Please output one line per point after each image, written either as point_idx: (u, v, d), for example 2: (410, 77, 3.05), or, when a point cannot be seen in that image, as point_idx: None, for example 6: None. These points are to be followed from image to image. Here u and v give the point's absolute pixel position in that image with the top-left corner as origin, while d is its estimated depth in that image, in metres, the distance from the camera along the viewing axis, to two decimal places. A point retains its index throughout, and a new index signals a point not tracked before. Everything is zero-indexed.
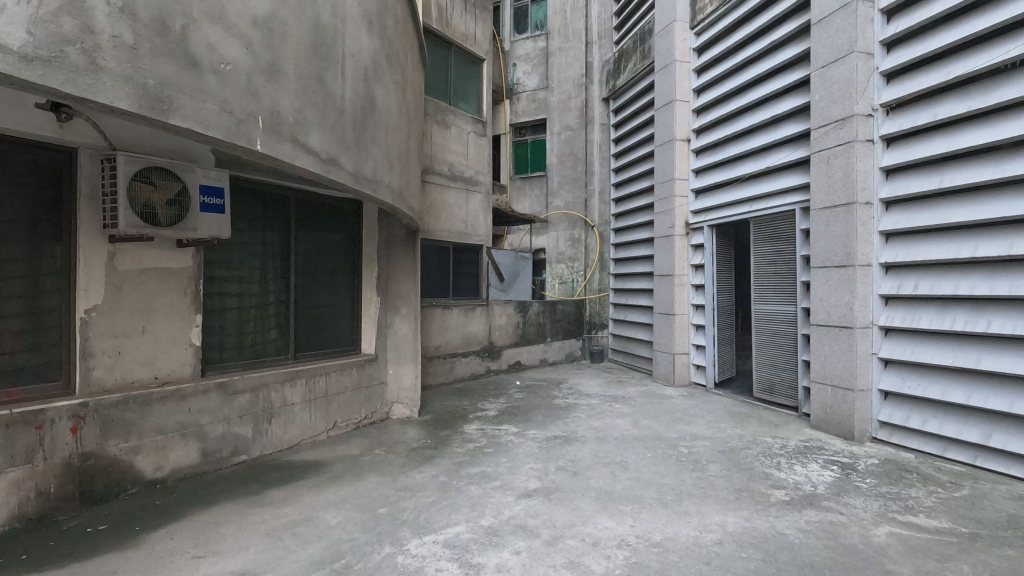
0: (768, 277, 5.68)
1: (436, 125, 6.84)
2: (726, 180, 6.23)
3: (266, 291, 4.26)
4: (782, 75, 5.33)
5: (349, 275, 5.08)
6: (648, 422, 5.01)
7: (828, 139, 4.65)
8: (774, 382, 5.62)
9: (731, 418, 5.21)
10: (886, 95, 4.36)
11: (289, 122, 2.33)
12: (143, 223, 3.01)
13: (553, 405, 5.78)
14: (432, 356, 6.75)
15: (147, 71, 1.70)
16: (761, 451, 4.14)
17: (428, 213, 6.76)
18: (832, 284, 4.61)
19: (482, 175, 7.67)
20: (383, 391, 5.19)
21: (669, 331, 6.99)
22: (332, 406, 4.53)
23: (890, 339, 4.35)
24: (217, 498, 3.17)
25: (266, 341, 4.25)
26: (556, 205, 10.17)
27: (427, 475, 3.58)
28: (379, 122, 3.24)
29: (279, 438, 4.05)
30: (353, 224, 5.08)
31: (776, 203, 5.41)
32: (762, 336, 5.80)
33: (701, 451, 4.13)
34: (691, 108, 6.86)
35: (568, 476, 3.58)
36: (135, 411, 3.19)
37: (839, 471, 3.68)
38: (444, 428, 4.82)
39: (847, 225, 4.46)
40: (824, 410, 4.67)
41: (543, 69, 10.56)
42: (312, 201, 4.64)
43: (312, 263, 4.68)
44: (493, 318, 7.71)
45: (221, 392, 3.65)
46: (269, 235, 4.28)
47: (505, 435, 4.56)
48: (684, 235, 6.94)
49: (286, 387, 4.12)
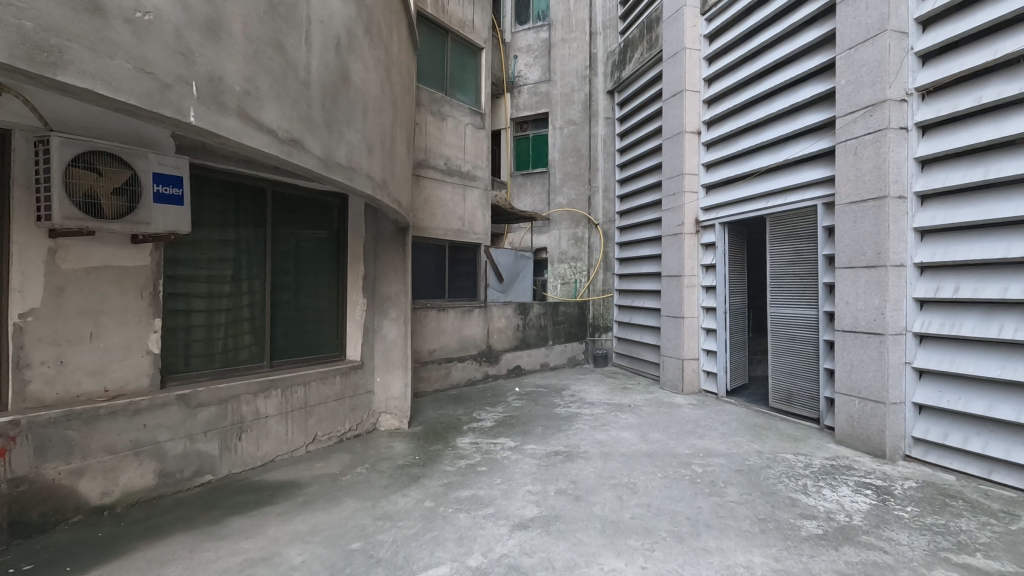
0: (786, 278, 5.28)
1: (431, 116, 6.45)
2: (740, 174, 5.83)
3: (239, 293, 3.88)
4: (802, 60, 4.92)
5: (334, 275, 4.69)
6: (658, 436, 4.61)
7: (855, 128, 4.25)
8: (793, 391, 5.22)
9: (746, 430, 4.82)
10: (922, 79, 3.95)
11: (236, 92, 1.95)
12: (83, 215, 2.64)
13: (555, 414, 5.38)
14: (426, 361, 6.36)
15: (24, 11, 1.32)
16: (783, 471, 3.73)
17: (421, 210, 6.38)
18: (860, 286, 4.20)
19: (480, 169, 7.29)
20: (370, 401, 4.81)
21: (677, 335, 6.59)
22: (312, 418, 4.14)
23: (924, 347, 3.95)
24: (169, 528, 2.79)
25: (238, 347, 3.87)
26: (558, 203, 9.77)
27: (412, 500, 3.19)
28: (356, 102, 2.86)
29: (251, 454, 3.68)
30: (338, 219, 4.69)
31: (796, 198, 5.01)
32: (779, 342, 5.40)
33: (717, 471, 3.73)
34: (702, 99, 6.46)
35: (568, 502, 3.18)
36: (78, 429, 2.81)
37: (874, 497, 3.27)
38: (435, 442, 4.43)
39: (876, 222, 4.06)
40: (850, 424, 4.26)
41: (545, 61, 10.17)
42: (291, 194, 4.26)
43: (291, 262, 4.30)
44: (492, 321, 7.32)
45: (182, 406, 3.27)
46: (243, 231, 3.90)
47: (501, 450, 4.17)
48: (694, 233, 6.54)
49: (259, 398, 3.74)
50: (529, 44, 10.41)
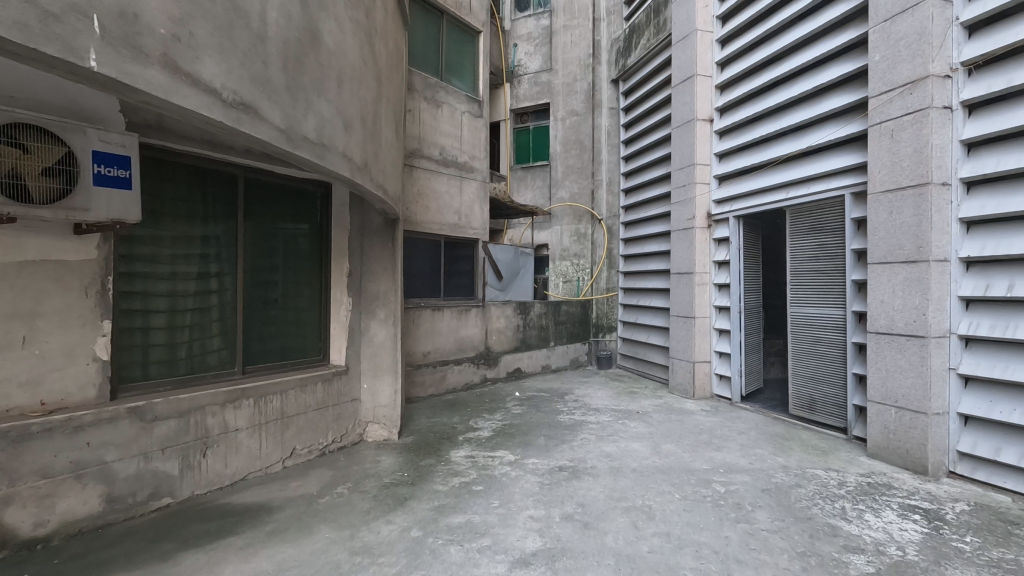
0: (810, 275, 4.87)
1: (424, 102, 6.04)
2: (757, 164, 5.41)
3: (207, 292, 3.49)
4: (828, 37, 4.51)
5: (316, 271, 4.27)
6: (671, 448, 4.20)
7: (891, 108, 3.83)
8: (816, 398, 4.81)
9: (768, 441, 4.41)
10: (968, 52, 3.53)
11: (159, 35, 1.54)
12: (4, 198, 2.28)
13: (558, 423, 4.97)
14: (419, 363, 5.96)
15: None
16: (816, 491, 3.32)
17: (414, 203, 5.96)
18: (897, 284, 3.79)
19: (478, 160, 6.88)
20: (356, 409, 4.38)
21: (688, 336, 6.18)
22: (289, 430, 3.72)
23: (971, 352, 3.54)
24: (109, 567, 2.38)
25: (205, 352, 3.47)
26: (560, 197, 9.36)
27: (396, 528, 2.78)
28: (329, 68, 2.45)
29: (219, 472, 3.28)
30: (321, 210, 4.29)
31: (821, 187, 4.59)
32: (801, 344, 5.00)
33: (741, 491, 3.32)
34: (714, 84, 6.05)
35: (576, 531, 2.77)
36: (4, 450, 2.40)
37: (924, 524, 2.87)
38: (427, 455, 4.01)
39: (916, 212, 3.64)
40: (886, 437, 3.85)
41: (546, 49, 9.75)
42: (267, 181, 3.86)
43: (267, 257, 3.88)
44: (490, 321, 6.92)
45: (135, 420, 2.87)
46: (212, 223, 3.51)
47: (499, 466, 3.76)
48: (705, 228, 6.13)
49: (227, 410, 3.33)
50: (529, 31, 10.01)
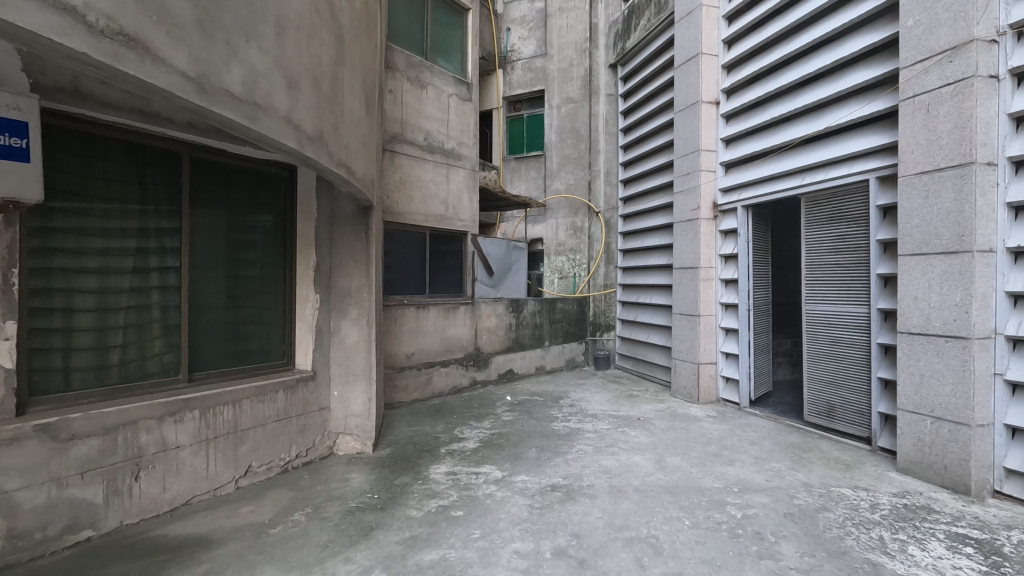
0: (829, 270, 4.42)
1: (406, 83, 5.57)
2: (768, 148, 4.97)
3: (146, 288, 3.03)
4: (851, 6, 4.06)
5: (279, 264, 3.80)
6: (676, 461, 3.77)
7: (928, 79, 3.38)
8: (835, 404, 4.38)
9: (784, 453, 3.97)
10: (1018, 12, 3.08)
11: None
12: None
13: (551, 432, 4.52)
14: (402, 365, 5.50)
15: None
16: (846, 516, 2.89)
17: (396, 192, 5.50)
18: (933, 278, 3.35)
19: (466, 147, 6.43)
20: (325, 420, 3.91)
21: (691, 336, 5.74)
22: (243, 446, 3.26)
23: (1019, 355, 3.11)
24: None
25: (143, 358, 3.02)
26: (556, 189, 8.89)
27: (355, 569, 2.33)
28: (262, 9, 1.98)
29: (155, 497, 2.82)
30: (285, 196, 3.83)
31: (843, 172, 4.15)
32: (818, 346, 4.57)
33: (760, 517, 2.87)
34: (720, 63, 5.60)
35: (569, 571, 2.32)
36: None
37: (981, 560, 2.42)
38: (402, 472, 3.55)
39: (957, 196, 3.20)
40: (919, 450, 3.42)
41: (541, 34, 9.29)
42: (221, 162, 3.40)
43: (221, 248, 3.41)
44: (480, 320, 6.46)
45: (45, 440, 2.41)
46: (151, 208, 3.06)
47: (483, 485, 3.31)
48: (711, 219, 5.68)
49: (166, 425, 2.87)
50: (523, 15, 9.53)
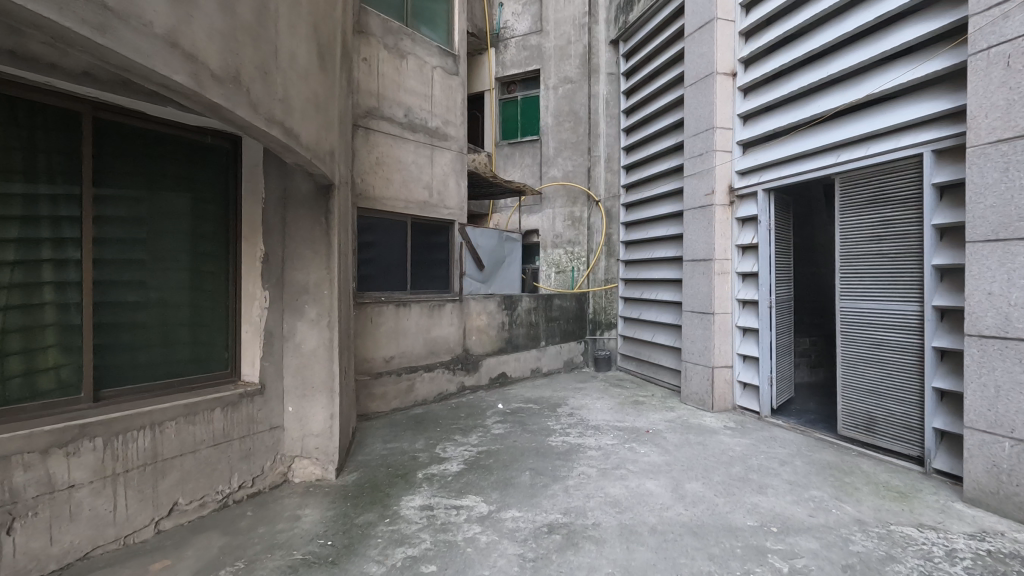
0: (870, 261, 3.81)
1: (383, 50, 4.93)
2: (795, 124, 4.34)
3: (35, 285, 2.38)
4: None
5: (219, 256, 3.15)
6: (697, 489, 3.17)
7: (1008, 26, 2.75)
8: (877, 417, 3.76)
9: (823, 477, 3.36)
10: None
11: None
12: None
13: (548, 449, 3.91)
14: (379, 370, 4.87)
15: None
16: (920, 570, 2.28)
17: (372, 175, 4.86)
18: (1015, 269, 2.73)
19: (453, 125, 5.79)
20: (276, 441, 3.28)
21: (705, 336, 5.13)
22: (166, 480, 2.63)
23: None
24: None
25: (31, 372, 2.36)
26: (553, 176, 8.27)
27: None
28: None
29: (39, 553, 2.19)
30: (226, 175, 3.19)
31: (890, 145, 3.54)
32: (855, 349, 3.96)
33: (814, 572, 2.26)
34: (738, 30, 4.95)
35: None
36: None
37: None
38: (368, 507, 2.92)
39: None
40: (994, 479, 2.81)
41: (536, 9, 8.63)
42: (139, 128, 2.74)
43: (143, 234, 2.76)
44: (469, 318, 5.83)
45: None
46: (40, 183, 2.40)
47: (465, 524, 2.69)
48: (727, 205, 5.05)
49: (54, 459, 2.23)
50: None
